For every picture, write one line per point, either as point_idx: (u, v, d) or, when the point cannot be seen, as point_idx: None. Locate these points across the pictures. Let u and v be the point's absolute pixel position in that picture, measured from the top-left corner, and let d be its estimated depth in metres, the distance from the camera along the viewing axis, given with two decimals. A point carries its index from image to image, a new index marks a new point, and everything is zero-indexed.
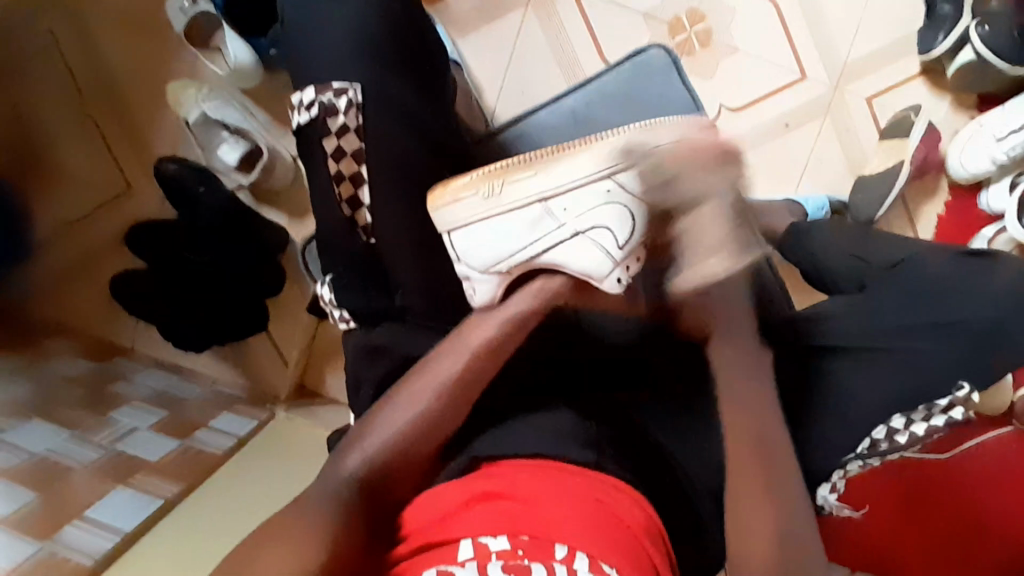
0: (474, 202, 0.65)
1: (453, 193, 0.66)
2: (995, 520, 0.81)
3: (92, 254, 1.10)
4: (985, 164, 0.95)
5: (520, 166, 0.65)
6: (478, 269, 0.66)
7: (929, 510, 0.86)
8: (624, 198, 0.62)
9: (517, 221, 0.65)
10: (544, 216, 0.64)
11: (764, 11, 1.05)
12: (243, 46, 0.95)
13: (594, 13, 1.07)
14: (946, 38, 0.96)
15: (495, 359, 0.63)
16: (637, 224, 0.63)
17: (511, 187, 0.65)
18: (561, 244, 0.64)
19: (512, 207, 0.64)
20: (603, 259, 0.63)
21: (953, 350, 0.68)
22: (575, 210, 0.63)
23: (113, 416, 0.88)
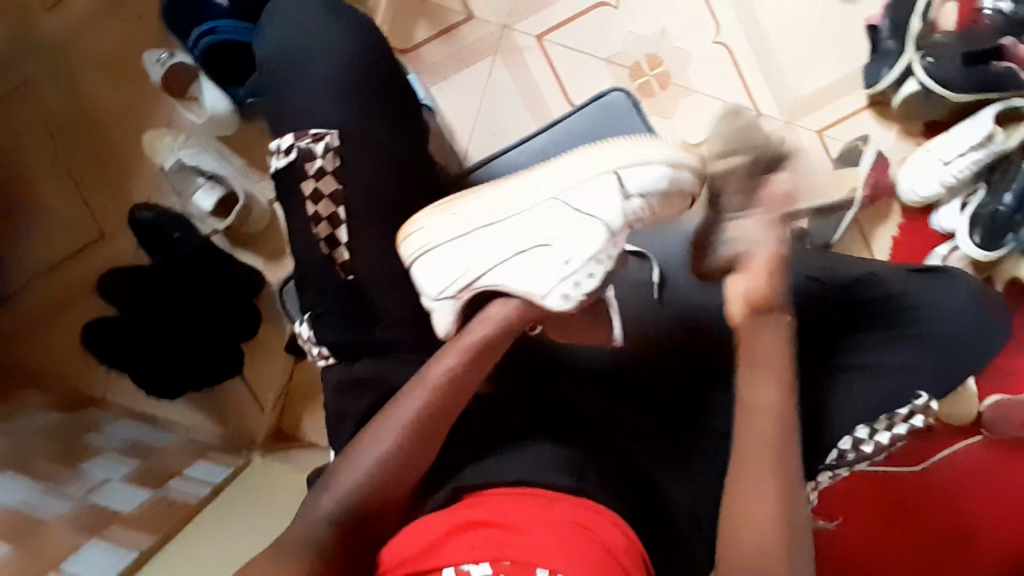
0: (428, 232, 0.72)
1: (419, 227, 0.72)
2: (977, 530, 0.99)
3: (61, 303, 1.09)
4: (935, 188, 1.02)
5: (469, 197, 0.76)
6: (438, 296, 0.72)
7: (917, 521, 1.00)
8: (570, 212, 0.71)
9: (468, 245, 0.73)
10: (490, 238, 0.73)
11: (717, 52, 1.12)
12: (223, 97, 1.01)
13: (558, 58, 1.13)
14: (891, 71, 1.05)
15: (452, 393, 0.65)
16: (587, 243, 0.70)
17: (461, 214, 0.74)
18: (505, 265, 0.71)
19: (461, 233, 0.73)
20: (546, 277, 0.69)
21: (928, 361, 0.73)
22: (519, 236, 0.72)
23: (87, 467, 0.87)
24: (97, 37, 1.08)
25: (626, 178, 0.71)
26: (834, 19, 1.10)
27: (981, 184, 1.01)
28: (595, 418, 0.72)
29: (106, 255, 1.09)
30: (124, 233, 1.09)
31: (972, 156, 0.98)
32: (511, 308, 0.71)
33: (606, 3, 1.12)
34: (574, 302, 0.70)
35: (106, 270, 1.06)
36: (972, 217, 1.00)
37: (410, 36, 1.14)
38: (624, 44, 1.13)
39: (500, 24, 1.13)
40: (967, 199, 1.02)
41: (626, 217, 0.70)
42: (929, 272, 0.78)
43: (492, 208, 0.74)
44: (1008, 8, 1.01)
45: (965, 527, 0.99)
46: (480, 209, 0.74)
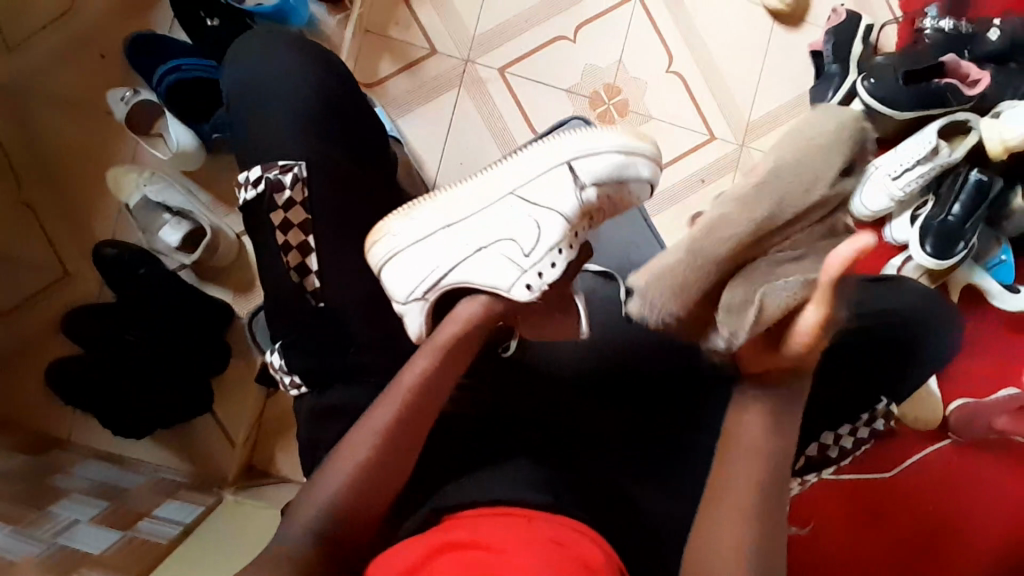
0: (393, 239, 0.72)
1: (383, 234, 0.73)
2: (954, 521, 1.03)
3: (26, 346, 1.07)
4: (886, 203, 1.08)
5: (427, 198, 0.75)
6: (406, 299, 0.72)
7: (895, 517, 1.04)
8: (530, 208, 0.72)
9: (430, 246, 0.73)
10: (451, 239, 0.73)
11: (671, 79, 1.16)
12: (187, 132, 1.00)
13: (519, 88, 1.16)
14: (836, 94, 1.10)
15: (423, 400, 0.65)
16: (546, 235, 0.71)
17: (419, 218, 0.74)
18: (467, 263, 0.71)
19: (422, 236, 0.73)
20: (509, 269, 0.70)
21: (889, 363, 0.75)
22: (478, 233, 0.72)
23: (52, 510, 0.85)
24: (59, 78, 1.09)
25: (579, 168, 0.72)
26: (781, 46, 1.16)
27: (929, 196, 1.08)
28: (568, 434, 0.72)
29: (71, 294, 1.08)
30: (90, 271, 1.08)
31: (919, 169, 1.04)
32: (478, 306, 0.70)
33: (564, 37, 1.16)
34: (538, 293, 0.69)
35: (71, 309, 1.04)
36: (922, 229, 1.05)
37: (375, 71, 1.17)
38: (583, 75, 1.17)
39: (463, 58, 1.16)
40: (916, 212, 1.08)
41: (581, 205, 0.72)
42: (885, 279, 0.79)
43: (449, 209, 0.74)
44: (947, 26, 1.08)
45: (942, 519, 1.04)
46: (440, 209, 0.74)
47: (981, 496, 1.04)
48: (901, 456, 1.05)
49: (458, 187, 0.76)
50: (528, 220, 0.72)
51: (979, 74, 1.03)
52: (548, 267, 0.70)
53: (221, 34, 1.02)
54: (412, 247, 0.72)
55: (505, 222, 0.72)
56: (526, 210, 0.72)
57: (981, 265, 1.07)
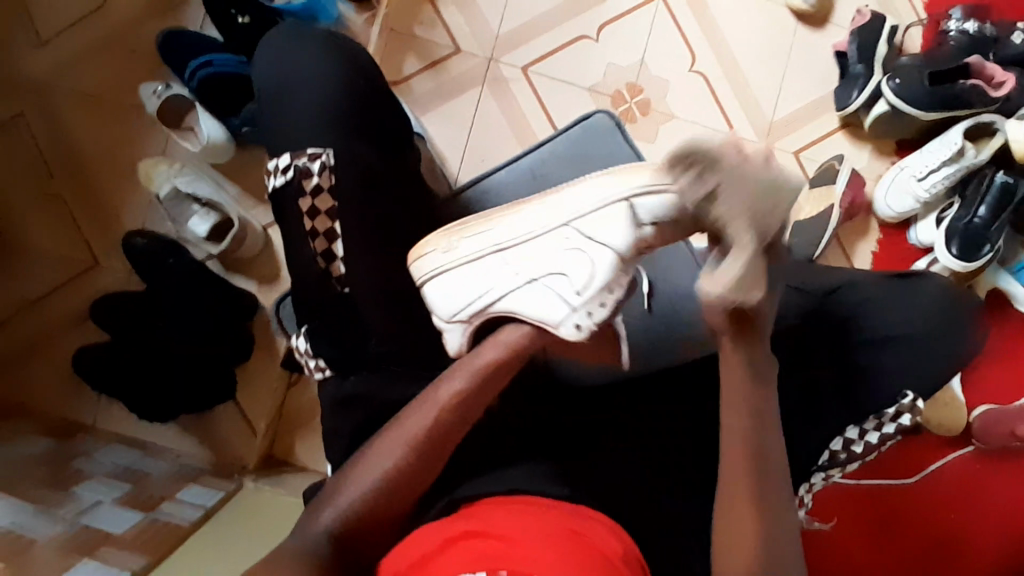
0: (441, 254, 0.74)
1: (426, 252, 0.75)
2: (979, 542, 1.01)
3: (54, 331, 1.09)
4: (910, 203, 1.07)
5: (476, 220, 0.75)
6: (446, 318, 0.74)
7: (918, 528, 1.02)
8: (581, 242, 0.68)
9: (478, 269, 0.73)
10: (501, 264, 0.72)
11: (693, 79, 1.17)
12: (217, 125, 1.02)
13: (541, 86, 1.18)
14: (859, 94, 1.10)
15: (462, 415, 0.65)
16: (599, 272, 0.67)
17: (469, 241, 0.74)
18: (516, 291, 0.70)
19: (471, 258, 0.73)
20: (559, 304, 0.69)
21: (909, 354, 0.75)
22: (527, 264, 0.71)
23: (77, 491, 0.87)
24: (95, 72, 1.12)
25: (639, 205, 0.64)
26: (804, 47, 1.16)
27: (955, 198, 1.06)
28: (586, 425, 0.73)
29: (99, 282, 1.10)
30: (117, 260, 1.10)
31: (944, 171, 1.04)
32: (521, 335, 0.69)
33: (587, 37, 1.17)
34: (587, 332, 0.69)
35: (99, 297, 1.07)
36: (948, 231, 1.04)
37: (399, 69, 1.18)
38: (604, 74, 1.17)
39: (486, 56, 1.18)
40: (942, 215, 1.07)
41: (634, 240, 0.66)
42: (908, 275, 0.79)
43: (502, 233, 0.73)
44: (972, 28, 1.08)
45: (967, 536, 1.01)
46: (488, 233, 0.74)
47: (1002, 513, 1.02)
48: (922, 462, 1.04)
49: (517, 211, 0.73)
50: (583, 254, 0.68)
51: (1003, 76, 1.03)
52: (599, 307, 0.68)
53: (251, 31, 1.05)
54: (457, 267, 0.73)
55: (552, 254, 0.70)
56: (580, 244, 0.68)
57: (1005, 268, 1.07)
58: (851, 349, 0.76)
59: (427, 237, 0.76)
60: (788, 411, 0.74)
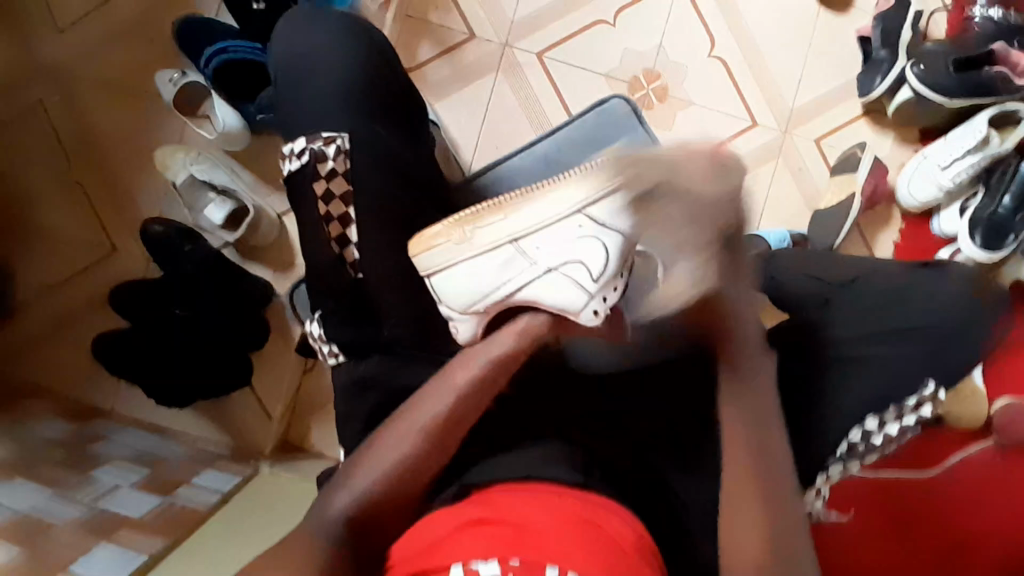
0: (451, 246, 0.71)
1: (426, 241, 0.72)
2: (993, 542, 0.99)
3: (75, 316, 1.11)
4: (934, 191, 1.05)
5: (486, 209, 0.72)
6: (458, 308, 0.72)
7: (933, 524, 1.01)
8: (596, 231, 0.69)
9: (491, 261, 0.71)
10: (516, 254, 0.70)
11: (712, 65, 1.15)
12: (232, 112, 1.01)
13: (557, 73, 1.16)
14: (883, 80, 1.07)
15: (481, 397, 0.67)
16: (612, 257, 0.70)
17: (482, 232, 0.71)
18: (535, 281, 0.70)
19: (488, 247, 0.71)
20: (576, 292, 0.70)
21: (935, 343, 0.73)
22: (544, 251, 0.70)
23: (95, 475, 0.88)
24: (112, 61, 1.12)
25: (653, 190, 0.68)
26: (826, 31, 1.13)
27: (980, 186, 1.04)
28: (599, 416, 0.73)
29: (118, 269, 1.11)
30: (135, 248, 1.11)
31: (969, 159, 1.00)
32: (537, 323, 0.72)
33: (604, 21, 1.16)
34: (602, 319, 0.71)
35: (118, 284, 1.08)
36: (971, 220, 1.02)
37: (414, 55, 1.17)
38: (621, 60, 1.16)
39: (501, 42, 1.17)
40: (966, 203, 1.04)
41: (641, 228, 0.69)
42: (930, 265, 0.78)
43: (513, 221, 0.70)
44: (998, 15, 1.04)
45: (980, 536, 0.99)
46: (501, 222, 0.71)
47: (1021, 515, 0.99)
48: (939, 454, 1.03)
49: (530, 199, 0.71)
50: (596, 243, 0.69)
51: None
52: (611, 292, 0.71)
53: (265, 18, 1.04)
54: (469, 261, 0.71)
55: (567, 242, 0.70)
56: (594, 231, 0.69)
57: None
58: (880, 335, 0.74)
59: (430, 225, 0.74)
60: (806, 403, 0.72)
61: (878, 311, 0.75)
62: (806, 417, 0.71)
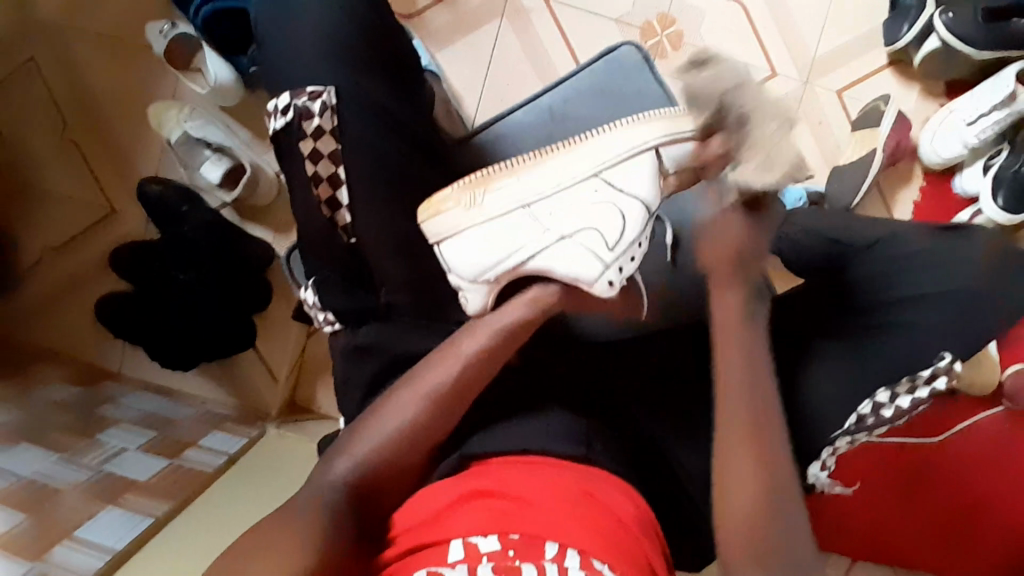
0: (463, 211, 0.69)
1: (435, 206, 0.69)
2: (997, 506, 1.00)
3: (76, 276, 1.10)
4: (958, 150, 1.00)
5: (499, 171, 0.69)
6: (468, 278, 0.69)
7: (939, 489, 1.02)
8: (612, 195, 0.69)
9: (503, 227, 0.69)
10: (530, 221, 0.68)
11: (731, 10, 1.08)
12: (224, 65, 0.97)
13: (565, 19, 1.10)
14: (911, 29, 1.01)
15: (490, 365, 0.63)
16: (628, 224, 0.68)
17: (496, 195, 0.69)
18: (550, 249, 0.67)
19: (499, 215, 0.69)
20: (593, 261, 0.67)
21: (960, 312, 0.68)
22: (559, 217, 0.68)
23: (101, 438, 0.89)
24: (100, 13, 1.07)
25: (664, 155, 0.70)
26: None
27: (1004, 145, 0.99)
28: (602, 387, 0.71)
29: (117, 229, 1.10)
30: (134, 207, 1.09)
31: (994, 116, 0.95)
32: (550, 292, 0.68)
33: None
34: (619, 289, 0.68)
35: (117, 245, 1.07)
36: (995, 180, 0.98)
37: (413, 2, 1.11)
38: (634, 4, 1.09)
39: None
40: (989, 161, 1.00)
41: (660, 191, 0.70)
42: (954, 228, 0.73)
43: (529, 187, 0.69)
44: None
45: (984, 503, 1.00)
46: (513, 188, 0.69)
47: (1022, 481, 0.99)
48: (950, 422, 1.02)
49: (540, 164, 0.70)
50: (613, 208, 0.68)
51: None
52: (628, 260, 0.69)
53: None
54: (482, 226, 0.69)
55: (584, 207, 0.68)
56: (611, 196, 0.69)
57: None
58: (906, 303, 0.70)
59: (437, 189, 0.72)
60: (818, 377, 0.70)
61: (904, 277, 0.71)
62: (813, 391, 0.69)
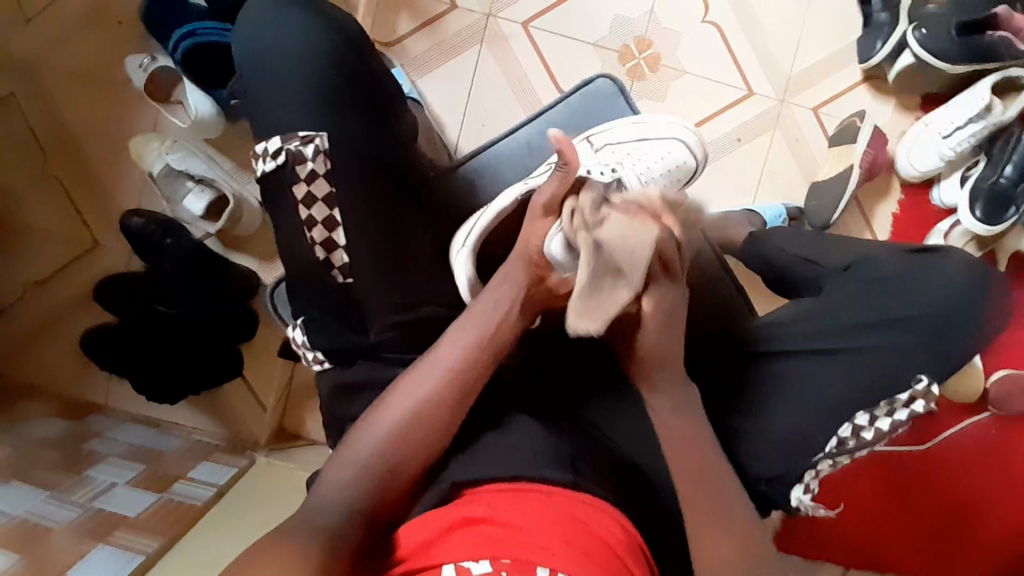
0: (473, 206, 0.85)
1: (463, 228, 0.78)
2: (986, 511, 1.02)
3: (59, 311, 1.09)
4: (935, 162, 1.02)
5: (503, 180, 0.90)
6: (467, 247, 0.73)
7: (929, 497, 1.03)
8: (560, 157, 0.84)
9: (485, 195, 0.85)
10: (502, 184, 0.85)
11: (707, 31, 1.10)
12: (206, 98, 0.97)
13: (543, 43, 1.11)
14: (884, 45, 1.03)
15: (459, 391, 0.66)
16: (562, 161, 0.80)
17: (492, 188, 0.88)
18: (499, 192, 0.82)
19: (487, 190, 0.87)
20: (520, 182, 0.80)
21: (925, 334, 0.70)
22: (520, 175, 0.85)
23: (89, 474, 0.89)
24: (80, 48, 1.08)
25: (601, 136, 0.85)
26: None
27: (981, 156, 1.02)
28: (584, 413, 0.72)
29: (100, 263, 1.10)
30: (117, 240, 1.09)
31: (971, 128, 0.98)
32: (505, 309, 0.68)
33: None
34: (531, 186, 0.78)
35: (101, 279, 1.07)
36: (971, 193, 1.00)
37: (392, 29, 1.12)
38: (611, 28, 1.10)
39: (484, 12, 1.11)
40: (967, 172, 1.03)
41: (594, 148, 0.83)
42: (928, 251, 0.74)
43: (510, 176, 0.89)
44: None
45: (975, 507, 1.03)
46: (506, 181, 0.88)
47: (1008, 484, 1.02)
48: (938, 429, 1.03)
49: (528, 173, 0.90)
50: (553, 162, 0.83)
51: None
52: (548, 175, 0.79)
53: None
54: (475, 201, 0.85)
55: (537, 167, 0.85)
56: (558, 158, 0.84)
57: None
58: (877, 322, 0.70)
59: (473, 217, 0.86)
60: (805, 396, 0.70)
61: (868, 295, 0.72)
62: (795, 413, 0.70)
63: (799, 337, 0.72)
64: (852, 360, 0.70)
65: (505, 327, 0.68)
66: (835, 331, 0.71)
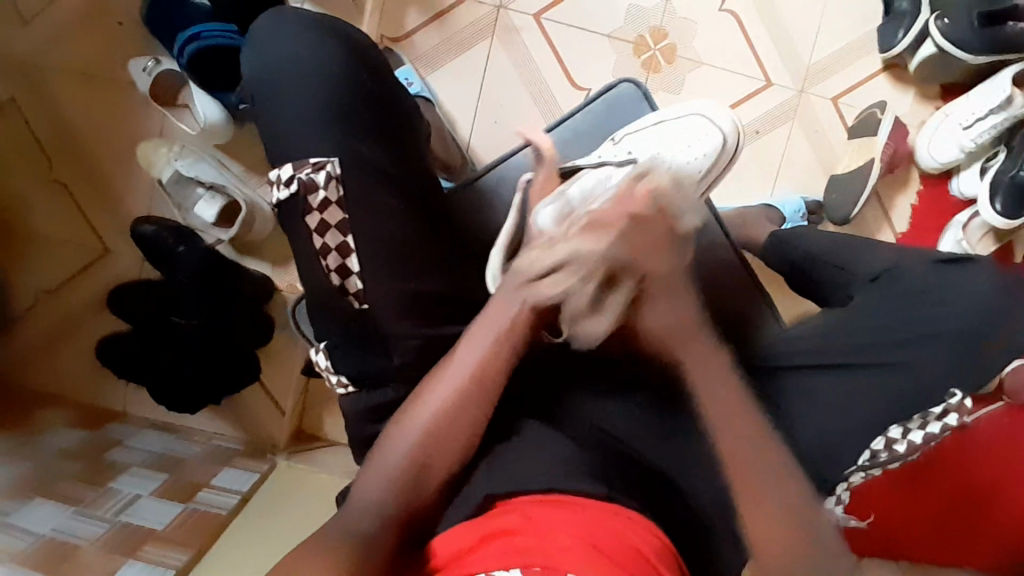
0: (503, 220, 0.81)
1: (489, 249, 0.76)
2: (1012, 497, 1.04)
3: (71, 317, 1.09)
4: (954, 153, 1.01)
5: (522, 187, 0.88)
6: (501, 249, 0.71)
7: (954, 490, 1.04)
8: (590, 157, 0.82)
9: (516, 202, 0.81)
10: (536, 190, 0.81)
11: (724, 20, 1.07)
12: (212, 104, 0.95)
13: (556, 35, 1.08)
14: (907, 34, 1.00)
15: (485, 399, 0.64)
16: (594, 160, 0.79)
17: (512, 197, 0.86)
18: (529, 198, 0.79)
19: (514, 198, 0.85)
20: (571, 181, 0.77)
21: (953, 347, 0.69)
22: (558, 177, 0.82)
23: (114, 486, 0.88)
24: (80, 50, 1.05)
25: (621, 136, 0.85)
26: None
27: (1000, 147, 0.99)
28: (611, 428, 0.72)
29: (111, 270, 1.08)
30: (128, 247, 1.08)
31: (992, 119, 0.97)
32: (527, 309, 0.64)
33: None
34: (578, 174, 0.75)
35: (114, 287, 1.06)
36: (992, 183, 0.98)
37: (401, 24, 1.09)
38: (626, 18, 1.07)
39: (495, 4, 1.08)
40: (986, 164, 1.01)
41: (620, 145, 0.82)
42: (956, 260, 0.73)
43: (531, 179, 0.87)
44: None
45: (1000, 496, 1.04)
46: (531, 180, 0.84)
47: None
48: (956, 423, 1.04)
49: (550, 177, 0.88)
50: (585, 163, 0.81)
51: None
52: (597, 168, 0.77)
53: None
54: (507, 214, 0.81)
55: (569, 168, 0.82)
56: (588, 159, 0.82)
57: None
58: (906, 332, 0.70)
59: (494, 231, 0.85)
60: (835, 405, 0.70)
61: (894, 303, 0.72)
62: (823, 425, 0.69)
63: (822, 341, 0.72)
64: (880, 369, 0.70)
65: (527, 331, 0.65)
66: (864, 338, 0.71)
